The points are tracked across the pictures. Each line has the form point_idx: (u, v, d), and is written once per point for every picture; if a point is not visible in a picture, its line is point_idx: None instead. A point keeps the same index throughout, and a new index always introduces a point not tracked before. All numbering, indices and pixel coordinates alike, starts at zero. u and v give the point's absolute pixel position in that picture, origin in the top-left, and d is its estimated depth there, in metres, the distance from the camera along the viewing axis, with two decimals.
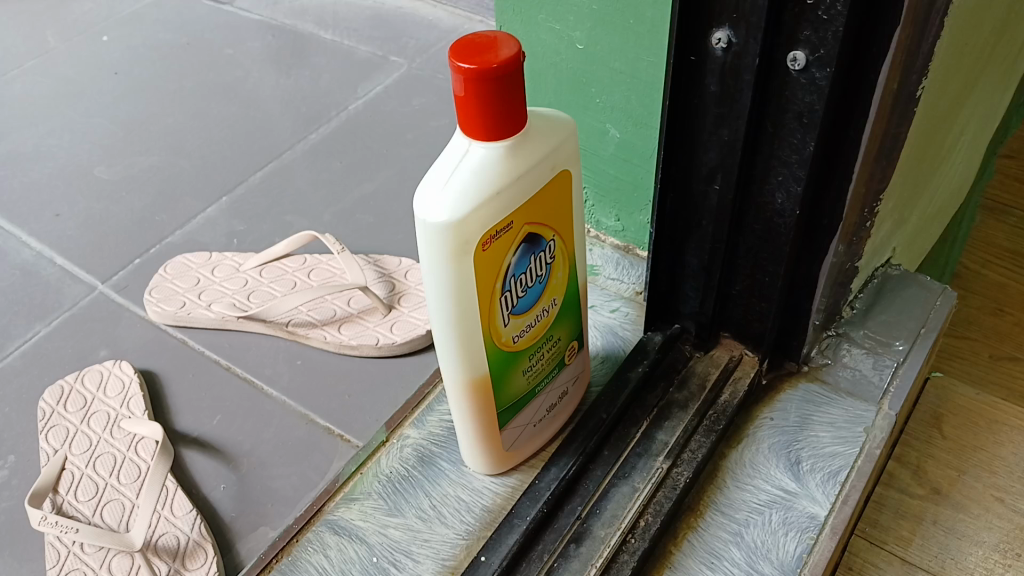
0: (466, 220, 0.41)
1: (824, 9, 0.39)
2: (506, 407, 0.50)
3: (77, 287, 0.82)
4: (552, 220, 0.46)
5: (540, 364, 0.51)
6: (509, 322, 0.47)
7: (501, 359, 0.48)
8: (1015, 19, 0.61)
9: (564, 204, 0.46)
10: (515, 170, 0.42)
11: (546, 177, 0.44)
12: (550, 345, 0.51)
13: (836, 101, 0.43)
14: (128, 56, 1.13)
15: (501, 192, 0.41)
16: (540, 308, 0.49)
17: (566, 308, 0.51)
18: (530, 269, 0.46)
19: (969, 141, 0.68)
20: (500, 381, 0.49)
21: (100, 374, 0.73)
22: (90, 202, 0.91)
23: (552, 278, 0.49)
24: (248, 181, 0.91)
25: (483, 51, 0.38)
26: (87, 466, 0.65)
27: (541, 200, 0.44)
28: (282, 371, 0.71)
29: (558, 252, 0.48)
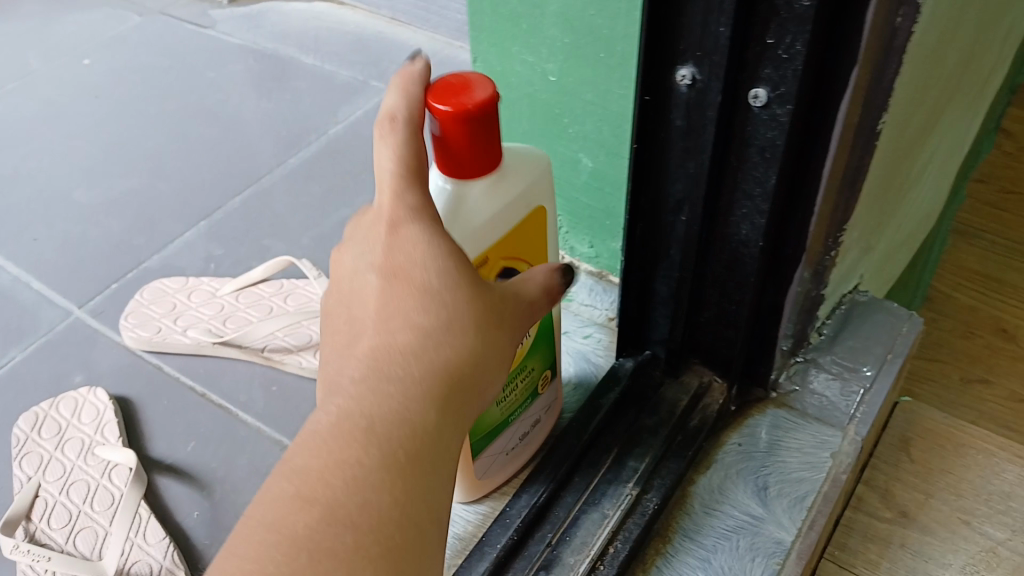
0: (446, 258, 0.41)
1: (783, 48, 0.40)
2: (477, 438, 0.50)
3: (54, 312, 0.81)
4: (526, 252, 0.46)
5: (513, 396, 0.51)
6: None
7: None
8: (981, 50, 0.62)
9: (538, 238, 0.47)
10: (493, 209, 0.43)
11: (521, 212, 0.44)
12: (524, 375, 0.52)
13: (797, 136, 0.44)
14: (109, 79, 1.13)
15: (476, 230, 0.42)
16: (515, 340, 0.49)
17: (539, 340, 0.52)
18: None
19: (937, 167, 0.69)
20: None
21: (75, 400, 0.73)
22: (68, 226, 0.91)
23: None
24: (227, 206, 0.91)
25: (458, 94, 0.39)
26: (60, 493, 0.65)
27: (517, 235, 0.45)
28: (257, 397, 0.71)
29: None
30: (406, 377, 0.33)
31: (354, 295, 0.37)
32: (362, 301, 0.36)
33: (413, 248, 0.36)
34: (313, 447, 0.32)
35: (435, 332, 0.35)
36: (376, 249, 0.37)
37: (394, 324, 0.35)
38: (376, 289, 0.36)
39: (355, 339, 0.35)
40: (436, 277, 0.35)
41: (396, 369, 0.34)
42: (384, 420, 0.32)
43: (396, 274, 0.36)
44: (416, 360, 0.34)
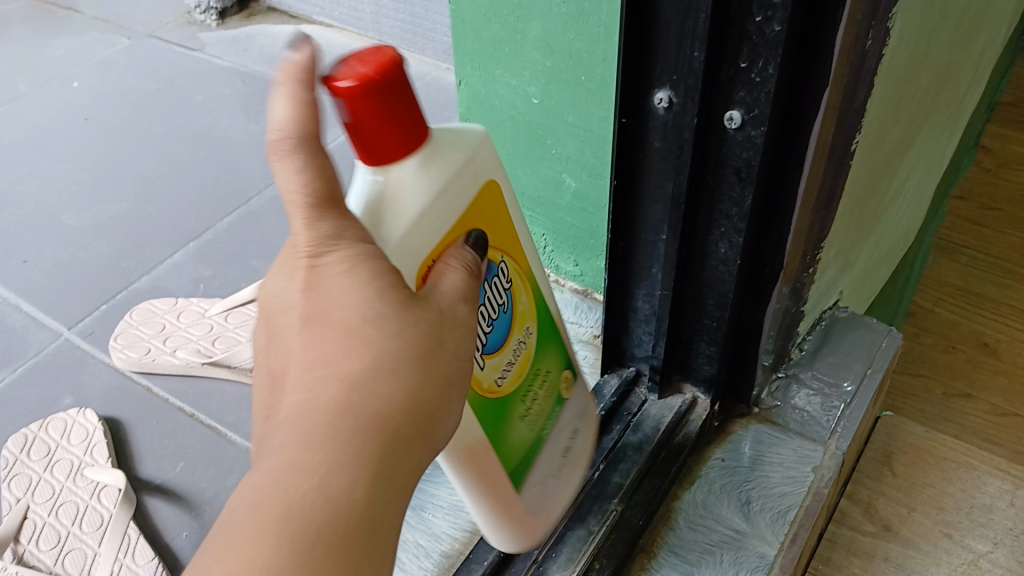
0: (397, 251, 0.36)
1: (756, 71, 0.41)
2: (518, 466, 0.48)
3: (43, 334, 0.82)
4: (491, 230, 0.43)
5: (534, 409, 0.49)
6: (487, 364, 0.44)
7: (495, 409, 0.45)
8: (956, 70, 0.64)
9: (502, 217, 0.44)
10: (443, 187, 0.38)
11: (470, 189, 0.40)
12: (541, 382, 0.49)
13: (771, 156, 0.45)
14: (99, 102, 1.14)
15: (427, 215, 0.37)
16: (518, 344, 0.46)
17: (546, 342, 0.49)
18: (493, 297, 0.43)
19: (915, 184, 0.70)
20: (502, 433, 0.46)
21: (64, 422, 0.73)
22: (57, 249, 0.92)
23: (517, 305, 0.46)
24: (216, 227, 0.92)
25: (357, 65, 0.34)
26: (48, 515, 0.66)
27: (474, 216, 0.41)
28: (246, 417, 0.72)
29: (516, 276, 0.46)
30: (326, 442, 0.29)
31: (283, 333, 0.32)
32: (287, 351, 0.32)
33: (345, 285, 0.32)
34: (227, 522, 0.28)
35: (367, 384, 0.30)
36: (301, 283, 0.32)
37: (318, 376, 0.30)
38: (301, 329, 0.31)
39: (289, 377, 0.31)
40: (362, 314, 0.31)
41: (326, 424, 0.29)
42: (303, 503, 0.28)
43: (329, 318, 0.31)
44: (344, 418, 0.29)
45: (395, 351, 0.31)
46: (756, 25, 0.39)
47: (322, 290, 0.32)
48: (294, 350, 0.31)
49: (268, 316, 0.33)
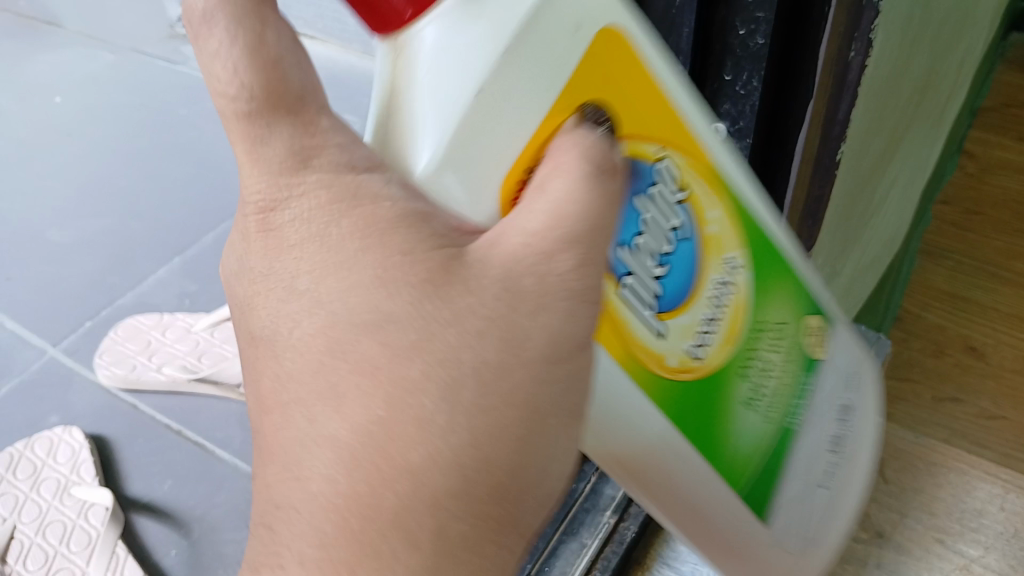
0: (434, 184, 0.28)
1: (740, 85, 0.41)
2: (759, 463, 0.40)
3: (27, 352, 0.81)
4: (617, 108, 0.33)
5: (768, 374, 0.41)
6: (667, 323, 0.35)
7: (701, 387, 0.37)
8: (938, 76, 0.64)
9: (627, 83, 0.33)
10: (512, 60, 0.29)
11: (576, 50, 0.31)
12: (775, 336, 0.41)
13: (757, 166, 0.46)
14: (82, 116, 1.13)
15: (485, 115, 0.29)
16: (723, 270, 0.38)
17: (766, 284, 0.40)
18: (663, 217, 0.35)
19: (901, 190, 0.70)
20: (721, 415, 0.38)
21: (49, 440, 0.72)
22: (42, 266, 0.91)
23: (704, 230, 0.37)
24: (201, 242, 0.90)
25: None
26: (36, 535, 0.65)
27: (578, 90, 0.31)
28: (234, 434, 0.72)
29: (706, 193, 0.36)
30: (367, 460, 0.26)
31: (266, 335, 0.28)
32: (279, 351, 0.28)
33: (320, 249, 0.27)
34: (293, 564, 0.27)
35: (387, 368, 0.26)
36: (281, 258, 0.28)
37: (328, 374, 0.27)
38: (289, 313, 0.28)
39: (280, 405, 0.28)
40: (368, 277, 0.27)
41: (355, 442, 0.26)
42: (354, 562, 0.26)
43: (315, 291, 0.27)
44: (380, 424, 0.26)
45: (407, 309, 0.27)
46: (739, 38, 0.39)
47: (298, 273, 0.28)
48: (289, 339, 0.28)
49: (237, 305, 0.30)
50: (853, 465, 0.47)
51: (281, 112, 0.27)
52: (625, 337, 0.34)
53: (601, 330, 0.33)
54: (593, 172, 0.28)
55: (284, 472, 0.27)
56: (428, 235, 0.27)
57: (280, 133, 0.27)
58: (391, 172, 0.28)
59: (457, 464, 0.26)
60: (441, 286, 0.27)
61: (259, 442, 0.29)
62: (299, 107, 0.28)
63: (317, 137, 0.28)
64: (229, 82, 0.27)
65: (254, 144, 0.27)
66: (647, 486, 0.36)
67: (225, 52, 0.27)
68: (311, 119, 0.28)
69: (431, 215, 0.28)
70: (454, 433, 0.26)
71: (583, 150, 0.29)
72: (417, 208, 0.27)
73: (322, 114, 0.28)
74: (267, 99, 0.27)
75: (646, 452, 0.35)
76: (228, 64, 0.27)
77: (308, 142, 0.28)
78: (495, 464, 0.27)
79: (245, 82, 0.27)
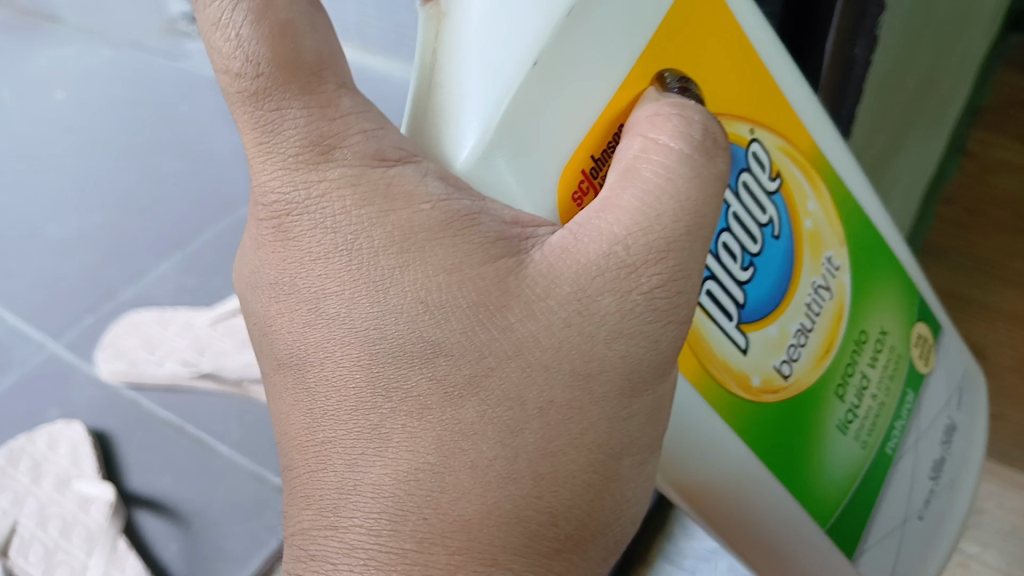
0: (484, 172, 0.28)
1: None
2: (855, 485, 0.43)
3: (27, 345, 0.81)
4: (694, 77, 0.34)
5: (865, 385, 0.44)
6: (777, 315, 0.39)
7: (788, 406, 0.39)
8: (946, 66, 0.62)
9: (719, 60, 0.35)
10: (586, 19, 0.30)
11: (642, 35, 0.32)
12: (875, 346, 0.45)
13: None
14: (81, 110, 1.12)
15: (558, 87, 0.29)
16: (821, 271, 0.42)
17: (869, 292, 0.45)
18: (756, 209, 0.37)
19: (912, 180, 0.68)
20: (813, 419, 0.41)
21: (51, 434, 0.72)
22: (41, 260, 0.91)
23: (806, 232, 0.40)
24: (201, 237, 0.90)
25: None
26: (37, 528, 0.66)
27: (651, 57, 0.32)
28: (233, 428, 0.72)
29: (798, 187, 0.40)
30: (412, 509, 0.28)
31: (293, 362, 0.31)
32: (312, 386, 0.30)
33: (348, 275, 0.29)
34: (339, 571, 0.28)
35: (437, 413, 0.28)
36: (301, 274, 0.30)
37: (369, 413, 0.29)
38: (319, 341, 0.30)
39: (316, 448, 0.30)
40: (409, 301, 0.28)
41: (406, 488, 0.28)
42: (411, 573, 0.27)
43: (345, 317, 0.29)
44: (430, 471, 0.28)
45: (456, 343, 0.28)
46: None
47: (325, 296, 0.29)
48: (324, 370, 0.30)
49: (255, 324, 0.32)
50: (953, 489, 0.50)
51: (291, 90, 0.28)
52: (703, 357, 0.34)
53: (684, 358, 0.33)
54: (691, 149, 0.29)
55: (322, 522, 0.29)
56: (481, 243, 0.28)
57: (291, 114, 0.29)
58: (423, 161, 0.29)
59: (517, 516, 0.28)
60: (495, 311, 0.28)
61: (290, 482, 0.31)
62: (314, 85, 0.29)
63: (337, 123, 0.29)
64: (233, 55, 0.28)
65: (264, 133, 0.29)
66: (722, 530, 0.36)
67: (229, 19, 0.28)
68: (328, 98, 0.29)
69: (480, 214, 0.28)
70: (516, 481, 0.28)
71: (681, 122, 0.30)
72: (460, 208, 0.28)
73: (341, 93, 0.29)
74: (276, 73, 0.28)
75: (726, 484, 0.35)
76: (232, 34, 0.28)
77: (328, 129, 0.29)
78: (559, 513, 0.28)
79: (250, 53, 0.28)
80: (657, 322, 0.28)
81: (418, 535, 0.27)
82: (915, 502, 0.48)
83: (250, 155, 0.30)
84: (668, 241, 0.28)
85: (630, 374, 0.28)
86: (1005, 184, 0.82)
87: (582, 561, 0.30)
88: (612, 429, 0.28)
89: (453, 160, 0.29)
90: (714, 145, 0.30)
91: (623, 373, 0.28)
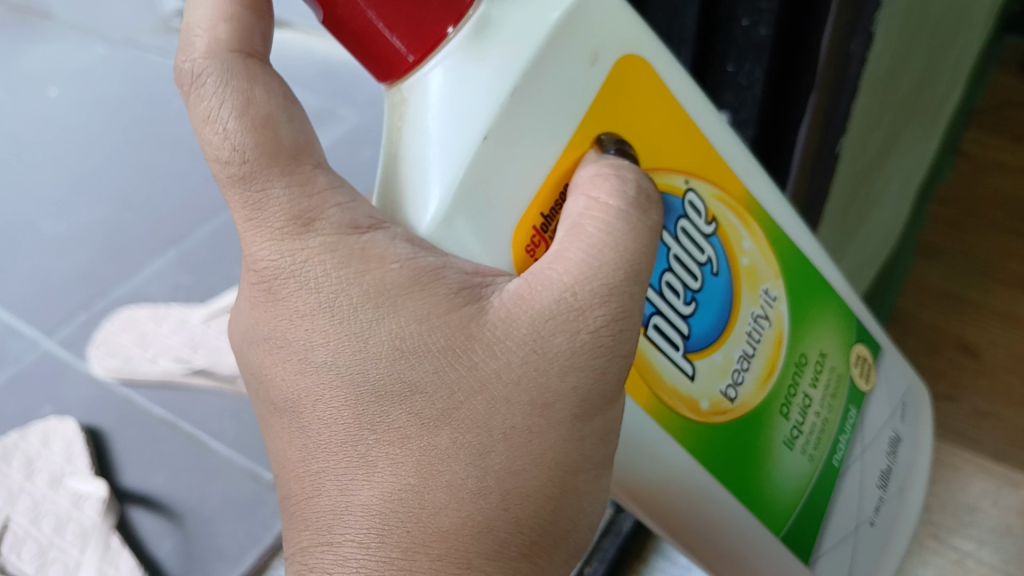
0: (445, 235, 0.27)
1: (743, 76, 0.42)
2: (806, 501, 0.40)
3: (21, 343, 0.81)
4: (630, 138, 0.32)
5: (808, 405, 0.41)
6: (716, 353, 0.36)
7: (735, 430, 0.37)
8: (939, 69, 0.62)
9: (645, 108, 0.33)
10: (534, 93, 0.28)
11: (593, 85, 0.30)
12: (816, 369, 0.42)
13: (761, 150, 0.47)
14: (77, 107, 1.11)
15: (504, 151, 0.28)
16: (760, 302, 0.38)
17: (808, 318, 0.41)
18: (692, 249, 0.35)
19: (905, 185, 0.68)
20: (761, 450, 0.38)
21: (44, 431, 0.72)
22: (35, 257, 0.91)
23: (743, 267, 0.37)
24: (196, 234, 0.89)
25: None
26: (30, 525, 0.65)
27: (593, 121, 0.31)
28: (228, 426, 0.72)
29: (733, 230, 0.37)
30: (398, 523, 0.26)
31: (289, 406, 0.28)
32: (305, 424, 0.28)
33: (332, 327, 0.27)
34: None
35: (417, 441, 0.26)
36: (291, 328, 0.28)
37: (356, 444, 0.27)
38: (311, 386, 0.28)
39: (311, 476, 0.28)
40: (387, 348, 0.27)
41: (391, 504, 0.26)
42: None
43: (332, 364, 0.27)
44: (411, 491, 0.26)
45: (430, 379, 0.26)
46: (744, 29, 0.40)
47: (312, 345, 0.27)
48: (315, 412, 0.28)
49: (252, 374, 0.30)
50: (903, 499, 0.47)
51: (274, 171, 0.27)
52: (652, 383, 0.33)
53: (631, 379, 0.32)
54: (627, 205, 0.28)
55: (318, 540, 0.27)
56: (445, 294, 0.26)
57: (277, 192, 0.27)
58: (394, 227, 0.27)
59: (488, 524, 0.26)
60: (462, 353, 0.26)
61: (287, 509, 0.29)
62: (293, 166, 0.27)
63: (314, 199, 0.27)
64: (222, 146, 0.27)
65: (253, 209, 0.28)
66: (689, 544, 0.35)
67: (217, 114, 0.27)
68: (307, 177, 0.28)
69: (444, 268, 0.26)
70: (485, 496, 0.26)
71: (618, 182, 0.28)
72: (427, 264, 0.26)
73: (318, 172, 0.28)
74: (261, 158, 0.27)
75: (676, 496, 0.34)
76: (221, 127, 0.27)
77: (308, 204, 0.27)
78: (525, 522, 0.27)
79: (236, 144, 0.27)
80: (601, 357, 0.27)
81: (404, 544, 0.26)
82: (866, 510, 0.44)
83: (241, 233, 0.28)
84: (610, 286, 0.27)
85: (580, 401, 0.26)
86: (1001, 184, 0.82)
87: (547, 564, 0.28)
88: (569, 450, 0.27)
89: (416, 224, 0.28)
90: (649, 201, 0.29)
91: (576, 402, 0.26)
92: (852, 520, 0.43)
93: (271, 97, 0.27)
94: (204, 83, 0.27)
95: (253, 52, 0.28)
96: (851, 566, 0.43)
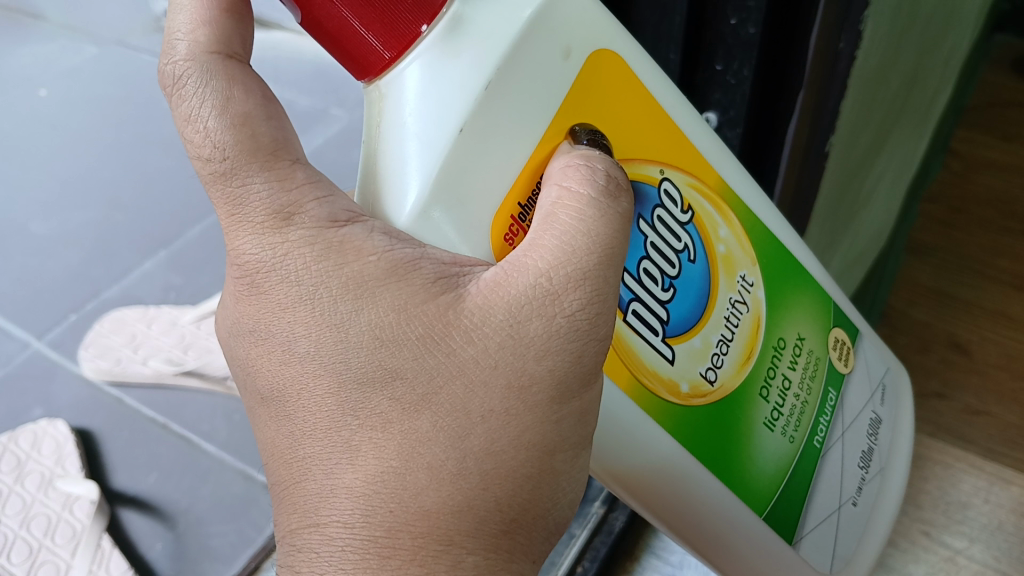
0: (423, 226, 0.27)
1: (732, 74, 0.41)
2: (785, 483, 0.40)
3: (10, 345, 0.81)
4: (603, 129, 0.32)
5: (787, 388, 0.41)
6: (695, 339, 0.36)
7: (713, 413, 0.36)
8: (930, 62, 0.62)
9: (619, 102, 0.33)
10: (506, 85, 0.28)
11: (567, 76, 0.31)
12: (793, 353, 0.42)
13: (751, 146, 0.46)
14: (66, 108, 1.10)
15: (480, 143, 0.28)
16: (737, 287, 0.38)
17: (784, 304, 0.41)
18: (668, 237, 0.35)
19: (896, 180, 0.68)
20: (742, 435, 0.38)
21: (33, 433, 0.71)
22: (25, 258, 0.91)
23: (719, 254, 0.37)
24: (187, 235, 0.89)
25: None
26: (20, 528, 0.65)
27: (567, 112, 0.31)
28: (220, 426, 0.71)
29: (708, 217, 0.37)
30: (380, 504, 0.25)
31: (277, 395, 0.28)
32: (290, 412, 0.28)
33: (314, 318, 0.27)
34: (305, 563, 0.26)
35: (399, 425, 0.26)
36: (275, 320, 0.27)
37: (340, 430, 0.27)
38: (296, 375, 0.27)
39: (298, 461, 0.27)
40: (368, 337, 0.26)
41: (373, 488, 0.26)
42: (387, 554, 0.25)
43: (315, 354, 0.27)
44: (394, 473, 0.26)
45: (410, 366, 0.26)
46: (732, 27, 0.40)
47: (295, 336, 0.27)
48: (301, 399, 0.27)
49: (239, 366, 0.30)
50: (885, 479, 0.46)
51: (253, 166, 0.27)
52: (632, 367, 0.33)
53: (609, 363, 0.32)
54: (598, 193, 0.28)
55: (304, 523, 0.27)
56: (422, 284, 0.26)
57: (257, 187, 0.27)
58: (371, 221, 0.27)
59: (467, 504, 0.26)
60: (439, 339, 0.26)
61: (277, 494, 0.28)
62: (272, 161, 0.27)
63: (294, 193, 0.27)
64: (203, 144, 0.27)
65: (235, 205, 0.27)
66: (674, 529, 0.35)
67: (198, 113, 0.27)
68: (286, 173, 0.27)
69: (421, 259, 0.26)
70: (465, 477, 0.26)
71: (587, 170, 0.28)
72: (403, 256, 0.26)
73: (296, 167, 0.28)
74: (240, 155, 0.27)
75: (659, 476, 0.34)
76: (201, 126, 0.27)
77: (288, 198, 0.27)
78: (503, 501, 0.26)
79: (217, 141, 0.27)
80: (578, 340, 0.27)
81: (387, 524, 0.25)
82: (848, 490, 0.44)
83: (224, 229, 0.28)
84: (584, 269, 0.27)
85: (558, 383, 0.26)
86: (991, 182, 0.82)
87: (527, 549, 0.27)
88: (547, 432, 0.27)
89: (394, 217, 0.28)
90: (618, 188, 0.28)
91: (553, 384, 0.26)
92: (833, 501, 0.43)
93: (249, 96, 0.27)
94: (185, 84, 0.27)
95: (232, 53, 0.28)
96: (834, 548, 0.43)
